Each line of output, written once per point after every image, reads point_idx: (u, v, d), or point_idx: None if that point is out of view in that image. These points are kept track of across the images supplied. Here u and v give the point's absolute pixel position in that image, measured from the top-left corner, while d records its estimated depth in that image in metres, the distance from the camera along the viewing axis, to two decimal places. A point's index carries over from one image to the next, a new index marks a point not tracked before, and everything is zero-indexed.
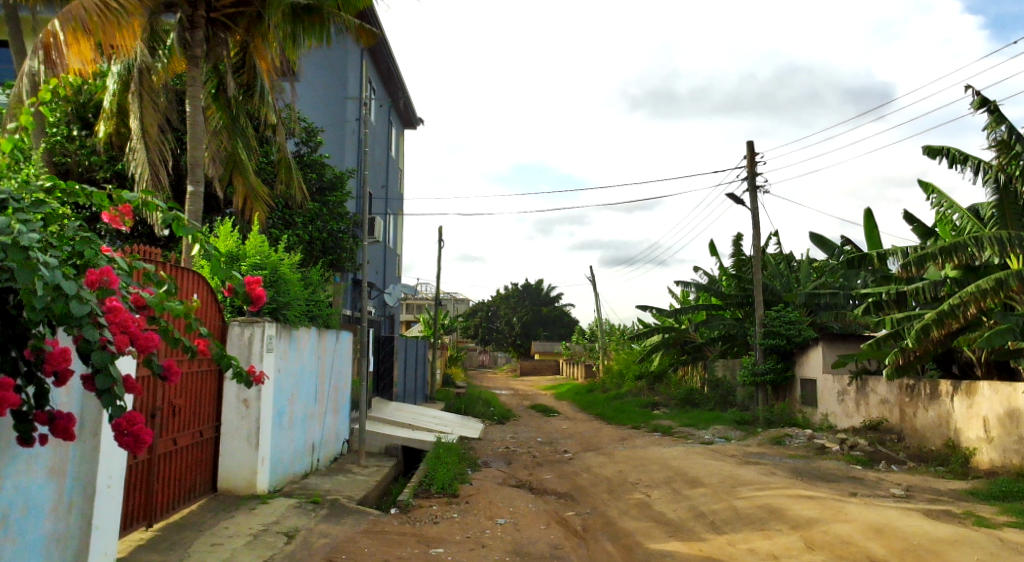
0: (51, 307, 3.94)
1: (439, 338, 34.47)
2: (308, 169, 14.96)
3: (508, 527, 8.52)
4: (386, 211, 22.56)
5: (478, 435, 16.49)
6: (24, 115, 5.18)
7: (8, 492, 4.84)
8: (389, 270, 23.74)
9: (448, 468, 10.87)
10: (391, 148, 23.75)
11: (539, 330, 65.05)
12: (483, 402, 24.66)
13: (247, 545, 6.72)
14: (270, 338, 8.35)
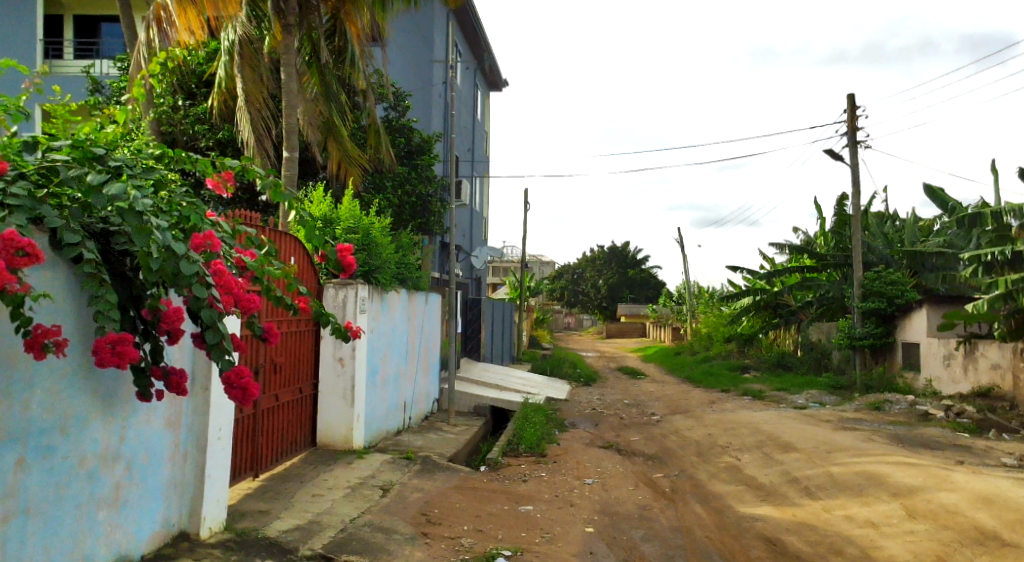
0: (164, 269, 4.57)
1: (526, 300, 34.57)
2: (397, 133, 15.15)
3: (596, 488, 8.59)
4: (473, 172, 22.70)
5: (565, 397, 16.63)
6: (134, 86, 5.45)
7: (132, 440, 5.34)
8: (475, 234, 23.98)
9: (536, 428, 11.01)
10: (477, 111, 23.83)
11: (624, 292, 63.93)
12: (569, 364, 24.75)
13: (345, 497, 7.03)
14: (363, 300, 8.61)
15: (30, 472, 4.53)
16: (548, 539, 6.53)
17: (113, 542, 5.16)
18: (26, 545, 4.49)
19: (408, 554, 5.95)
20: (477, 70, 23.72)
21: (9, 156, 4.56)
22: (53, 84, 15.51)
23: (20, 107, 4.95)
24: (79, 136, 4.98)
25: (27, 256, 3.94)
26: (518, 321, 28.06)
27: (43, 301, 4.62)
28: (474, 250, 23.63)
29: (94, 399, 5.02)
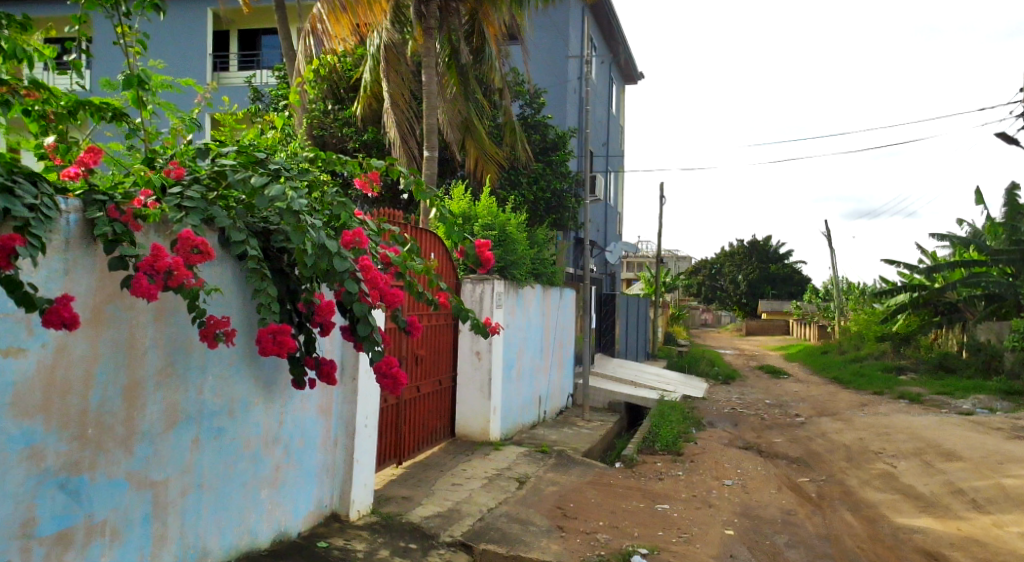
0: (317, 265, 4.88)
1: (662, 296, 33.91)
2: (532, 130, 15.31)
3: (737, 489, 8.33)
4: (607, 167, 22.56)
5: (703, 396, 16.19)
6: (290, 94, 5.83)
7: (289, 425, 5.73)
8: (609, 228, 23.80)
9: (673, 426, 10.81)
10: (611, 105, 23.65)
11: (766, 287, 61.15)
12: (706, 361, 24.06)
13: (483, 487, 7.21)
14: (499, 295, 8.78)
15: (203, 451, 4.97)
16: (685, 539, 6.40)
17: (274, 519, 5.57)
18: (200, 517, 4.95)
19: (545, 546, 6.01)
20: (613, 63, 23.53)
21: (184, 162, 4.99)
22: (221, 94, 16.82)
23: (193, 118, 5.41)
24: (243, 142, 5.38)
25: (200, 253, 4.28)
26: (654, 318, 27.60)
27: (214, 296, 5.05)
28: (608, 245, 23.47)
29: (256, 385, 5.43)
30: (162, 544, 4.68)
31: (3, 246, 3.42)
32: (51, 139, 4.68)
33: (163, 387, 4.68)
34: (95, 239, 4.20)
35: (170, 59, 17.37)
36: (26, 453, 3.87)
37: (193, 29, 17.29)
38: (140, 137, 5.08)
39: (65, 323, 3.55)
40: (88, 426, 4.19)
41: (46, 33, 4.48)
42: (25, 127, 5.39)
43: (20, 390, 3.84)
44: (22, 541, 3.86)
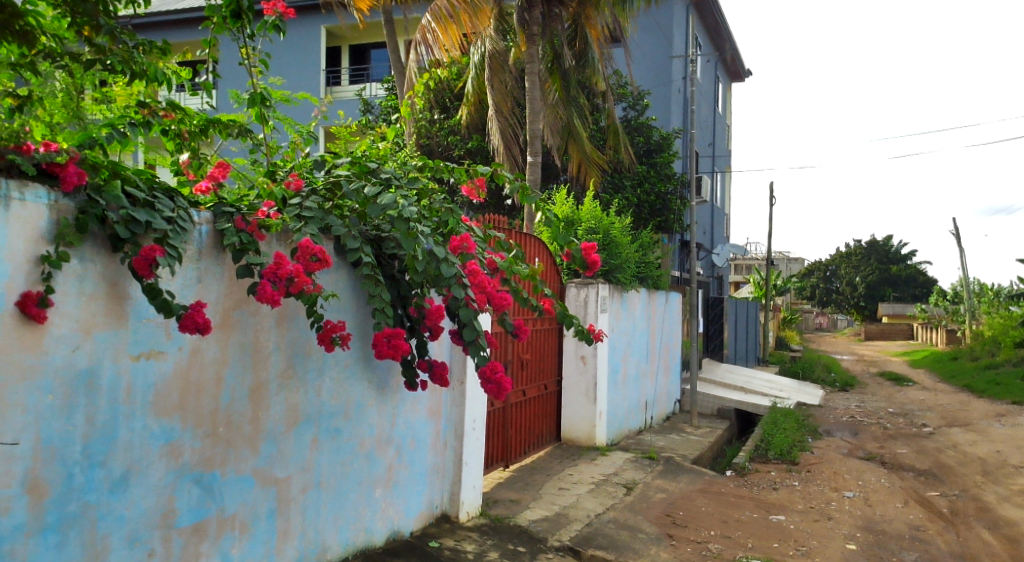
0: (427, 270, 5.02)
1: (772, 299, 32.74)
2: (636, 133, 15.16)
3: (858, 502, 7.94)
4: (713, 167, 22.05)
5: (818, 403, 15.52)
6: (400, 105, 6.02)
7: (401, 427, 5.89)
8: (716, 230, 23.24)
9: (787, 435, 10.42)
10: (717, 104, 23.10)
11: (887, 290, 57.76)
12: (821, 367, 23.04)
13: (590, 492, 7.19)
14: (604, 299, 8.74)
15: (322, 450, 5.18)
16: (803, 553, 6.15)
17: (388, 518, 5.74)
18: (320, 514, 5.16)
19: (655, 554, 5.93)
20: (719, 61, 22.97)
21: (303, 174, 5.22)
22: (335, 108, 17.56)
23: (310, 131, 5.66)
24: (357, 153, 5.57)
25: (319, 261, 4.48)
26: (765, 322, 26.68)
27: (332, 301, 5.28)
28: (715, 247, 22.94)
29: (370, 387, 5.62)
30: (286, 539, 4.91)
31: (145, 257, 3.68)
32: (184, 155, 5.01)
33: (286, 388, 4.91)
34: (224, 248, 4.47)
35: (287, 77, 18.31)
36: (165, 448, 4.15)
37: (308, 47, 18.11)
38: (263, 151, 5.35)
39: (199, 328, 3.78)
40: (219, 424, 4.45)
41: (180, 56, 4.80)
42: (161, 145, 5.80)
43: (159, 390, 4.12)
44: (164, 531, 4.15)
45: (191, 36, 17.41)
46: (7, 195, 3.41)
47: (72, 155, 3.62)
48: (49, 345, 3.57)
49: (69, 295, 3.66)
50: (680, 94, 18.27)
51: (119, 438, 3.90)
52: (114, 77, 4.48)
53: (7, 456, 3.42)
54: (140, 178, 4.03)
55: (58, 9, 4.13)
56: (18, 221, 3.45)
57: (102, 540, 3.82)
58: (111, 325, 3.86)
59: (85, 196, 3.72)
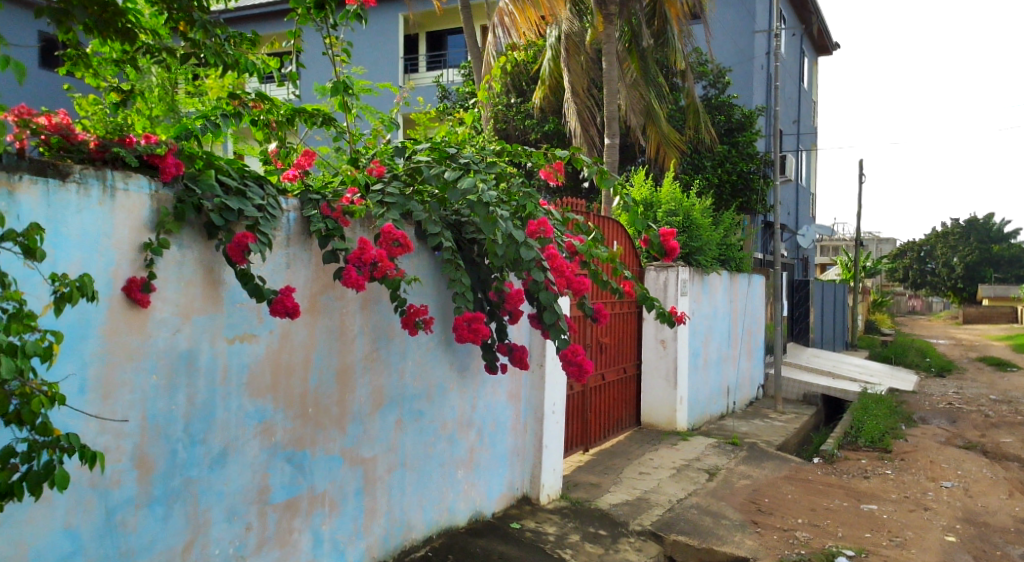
0: (507, 254, 5.04)
1: (862, 282, 31.43)
2: (717, 111, 14.81)
3: (957, 493, 7.59)
4: (798, 145, 21.35)
5: (912, 390, 14.86)
6: (479, 90, 6.04)
7: (481, 410, 5.97)
8: (800, 210, 22.51)
9: (878, 422, 10.05)
10: (802, 80, 22.29)
11: (986, 271, 54.55)
12: (915, 352, 22.03)
13: (672, 477, 7.13)
14: (684, 282, 8.61)
15: (406, 432, 5.30)
16: (898, 543, 5.94)
17: (470, 499, 5.83)
18: (405, 493, 5.28)
19: (740, 541, 5.83)
20: (804, 35, 22.11)
21: (385, 160, 5.30)
22: (414, 95, 17.81)
23: (391, 118, 5.74)
24: (436, 138, 5.62)
25: (401, 246, 4.53)
26: (854, 305, 25.68)
27: (414, 285, 5.37)
28: (799, 228, 22.26)
29: (451, 370, 5.70)
30: (373, 517, 5.05)
31: (237, 243, 3.82)
32: (272, 144, 5.14)
33: (371, 371, 5.03)
34: (311, 235, 4.60)
35: (367, 65, 18.66)
36: (259, 428, 4.32)
37: (387, 35, 18.38)
38: (347, 139, 5.47)
39: (289, 312, 3.90)
40: (308, 405, 4.60)
41: (267, 48, 4.93)
42: (250, 136, 5.99)
43: (253, 371, 4.28)
44: (259, 506, 4.32)
45: (277, 28, 17.92)
46: (112, 185, 3.59)
47: (170, 146, 3.77)
48: (152, 328, 3.75)
49: (169, 281, 3.84)
50: (762, 71, 17.69)
51: (217, 417, 4.08)
52: (207, 71, 4.66)
53: (117, 432, 3.61)
54: (232, 167, 4.17)
55: (155, 6, 4.23)
56: (123, 210, 3.63)
57: (204, 513, 4.01)
58: (208, 310, 4.03)
59: (182, 185, 3.88)
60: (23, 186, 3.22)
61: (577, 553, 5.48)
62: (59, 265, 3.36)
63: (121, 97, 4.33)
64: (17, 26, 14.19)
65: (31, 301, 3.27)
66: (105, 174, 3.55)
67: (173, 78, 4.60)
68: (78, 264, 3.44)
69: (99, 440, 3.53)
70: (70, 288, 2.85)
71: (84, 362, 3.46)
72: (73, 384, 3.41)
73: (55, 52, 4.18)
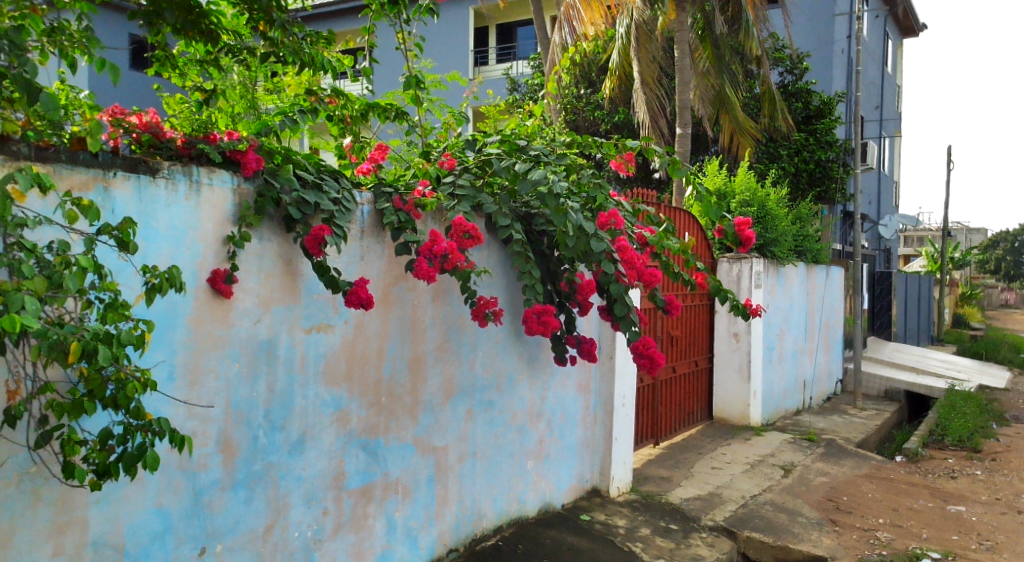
0: (578, 246, 5.02)
1: (949, 274, 29.97)
2: (794, 98, 14.35)
3: None
4: (880, 132, 20.53)
5: (1004, 388, 14.11)
6: (548, 82, 6.02)
7: (551, 401, 5.98)
8: (883, 199, 21.63)
9: (967, 420, 9.58)
10: (886, 63, 21.38)
11: None
12: (1009, 348, 20.87)
13: (745, 473, 6.99)
14: (759, 274, 8.42)
15: (476, 422, 5.35)
16: (987, 547, 5.68)
17: (539, 490, 5.86)
18: (476, 483, 5.35)
19: (817, 540, 5.67)
20: (889, 16, 21.19)
21: (456, 153, 5.34)
22: (484, 88, 17.93)
23: (461, 112, 5.78)
24: (506, 131, 5.63)
25: (471, 238, 4.58)
26: (940, 298, 24.54)
27: (484, 277, 5.42)
28: (881, 217, 21.41)
29: (521, 361, 5.73)
30: (445, 504, 5.13)
31: (315, 236, 3.96)
32: (346, 138, 5.25)
33: (442, 361, 5.10)
34: (384, 227, 4.69)
35: (438, 59, 18.88)
36: (335, 415, 4.44)
37: (457, 29, 18.55)
38: (418, 133, 5.54)
39: (363, 303, 3.99)
40: (382, 395, 4.70)
41: (342, 45, 5.03)
42: (325, 132, 6.14)
43: (329, 360, 4.40)
44: (335, 492, 4.44)
45: (352, 25, 18.33)
46: (197, 180, 3.74)
47: (251, 142, 3.90)
48: (235, 318, 3.90)
49: (251, 272, 3.98)
50: (843, 55, 17.05)
51: (296, 404, 4.22)
52: (285, 69, 4.79)
53: (203, 418, 3.77)
54: (309, 161, 4.29)
55: (237, 7, 4.38)
56: (207, 204, 3.78)
57: (284, 496, 4.16)
58: (286, 300, 4.17)
59: (262, 180, 4.01)
60: (117, 182, 3.39)
61: (647, 547, 5.44)
62: (150, 257, 3.53)
63: (205, 96, 4.51)
64: (111, 29, 14.97)
65: (126, 292, 3.44)
66: (190, 170, 3.70)
67: (252, 76, 4.75)
68: (167, 256, 3.60)
69: (186, 424, 3.70)
70: (160, 280, 2.99)
71: (173, 350, 3.63)
72: (163, 370, 3.58)
73: (145, 54, 4.38)
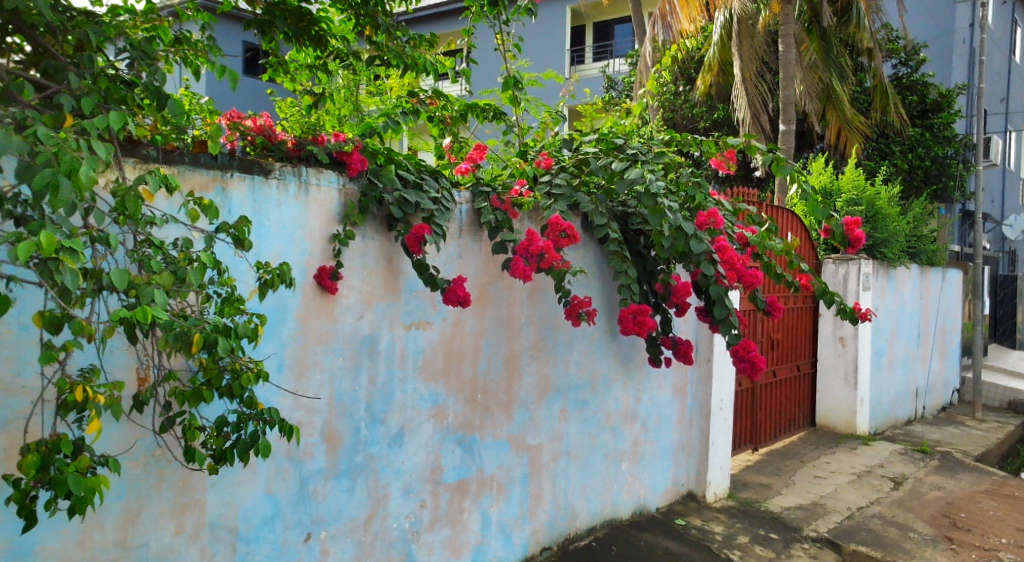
0: (675, 246, 4.93)
1: None
2: (908, 91, 13.59)
3: None
4: (1006, 126, 19.14)
5: None
6: (647, 80, 5.93)
7: (646, 402, 5.90)
8: (1007, 197, 20.18)
9: None
10: (1012, 52, 19.94)
11: None
12: None
13: (851, 484, 6.70)
14: (867, 277, 8.04)
15: (570, 421, 5.34)
16: None
17: (634, 492, 5.80)
18: (570, 482, 5.34)
19: (931, 557, 5.36)
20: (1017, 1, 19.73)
21: (553, 152, 5.33)
22: (580, 87, 17.83)
23: (558, 111, 5.78)
24: (603, 130, 5.59)
25: (568, 237, 4.57)
26: None
27: (580, 276, 5.40)
28: (1005, 216, 19.98)
29: (616, 362, 5.68)
30: (538, 502, 5.15)
31: (415, 235, 4.05)
32: (446, 139, 5.34)
33: (537, 360, 5.12)
34: (481, 226, 4.75)
35: (535, 59, 18.94)
36: (433, 411, 4.53)
37: (554, 29, 18.58)
38: (515, 132, 5.57)
39: (461, 301, 4.05)
40: (478, 391, 4.76)
41: (443, 48, 5.12)
42: (426, 133, 6.27)
43: (427, 356, 4.49)
44: (432, 485, 4.54)
45: (452, 26, 18.62)
46: (306, 181, 3.89)
47: (356, 144, 4.03)
48: (339, 314, 4.04)
49: (354, 270, 4.11)
50: (964, 45, 16.01)
51: (395, 399, 4.33)
52: (387, 72, 4.92)
53: (309, 409, 3.92)
54: (410, 162, 4.39)
55: (344, 13, 4.52)
56: (315, 204, 3.93)
57: (384, 488, 4.27)
58: (387, 297, 4.28)
59: (366, 180, 4.13)
60: (234, 182, 3.57)
61: (746, 555, 5.30)
62: (262, 254, 3.70)
63: (313, 100, 4.69)
64: (226, 37, 15.73)
65: (241, 287, 3.62)
66: (300, 171, 3.86)
67: (357, 79, 4.90)
68: (278, 253, 3.77)
69: (294, 415, 3.85)
70: (272, 276, 3.12)
71: (282, 343, 3.79)
72: (274, 362, 3.75)
73: (258, 61, 4.59)
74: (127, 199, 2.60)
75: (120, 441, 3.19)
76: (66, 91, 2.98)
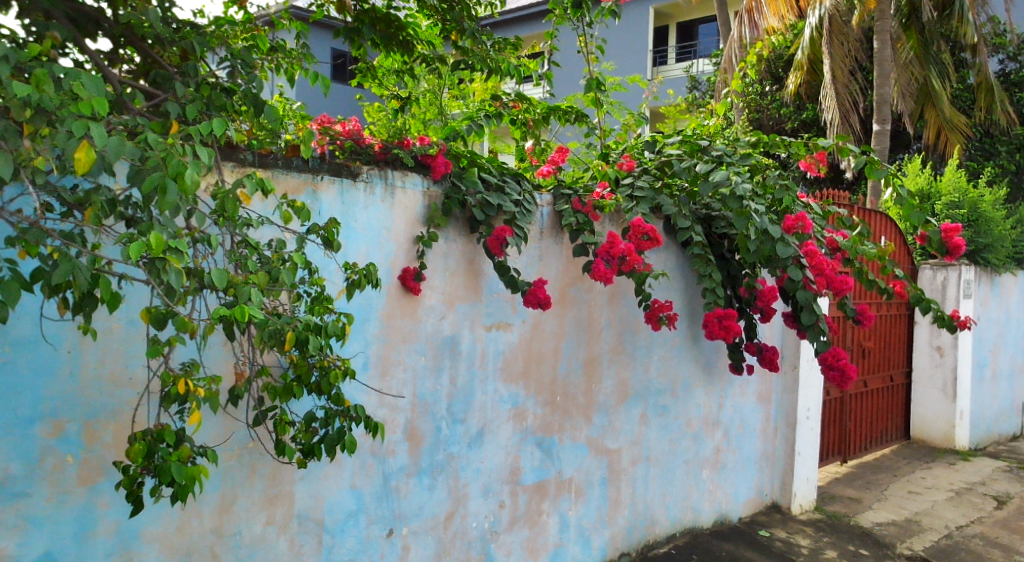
0: (761, 250, 4.79)
1: None
2: (1017, 88, 12.83)
3: None
4: None
5: None
6: (734, 81, 5.80)
7: (728, 410, 5.77)
8: None
9: None
10: None
11: None
12: None
13: (949, 501, 6.36)
14: (968, 283, 7.63)
15: (650, 426, 5.27)
16: None
17: (715, 500, 5.68)
18: (649, 488, 5.27)
19: None
20: None
21: (636, 154, 5.28)
22: (665, 88, 17.57)
23: (641, 113, 5.72)
24: (687, 131, 5.50)
25: (650, 240, 4.50)
26: None
27: (661, 280, 5.32)
28: None
29: (698, 367, 5.57)
30: (617, 507, 5.10)
31: (497, 237, 4.08)
32: (528, 142, 5.36)
33: (617, 363, 5.08)
34: (562, 228, 4.75)
35: (619, 62, 18.79)
36: (512, 412, 4.55)
37: (638, 30, 18.40)
38: (597, 135, 5.54)
39: (541, 303, 4.06)
40: (557, 394, 4.76)
41: (526, 51, 5.14)
42: (509, 136, 6.31)
43: (507, 357, 4.52)
44: (511, 486, 4.56)
45: (536, 29, 18.67)
46: (392, 184, 3.98)
47: (440, 147, 4.09)
48: (422, 314, 4.11)
49: (437, 271, 4.18)
50: None
51: (475, 399, 4.37)
52: (471, 76, 4.98)
53: (392, 407, 4.00)
54: (492, 165, 4.42)
55: (431, 19, 4.60)
56: (400, 206, 4.01)
57: (463, 486, 4.32)
58: (469, 298, 4.33)
59: (449, 183, 4.19)
60: (324, 185, 3.69)
61: None
62: (349, 255, 3.80)
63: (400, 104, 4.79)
64: (316, 45, 16.25)
65: (330, 286, 3.74)
66: (387, 174, 3.95)
67: (441, 84, 4.97)
68: (364, 254, 3.87)
69: (378, 412, 3.94)
70: (360, 276, 3.20)
71: (368, 341, 3.88)
72: (360, 360, 3.85)
73: (349, 68, 4.73)
74: (226, 202, 2.72)
75: (217, 433, 3.34)
76: (172, 99, 3.13)
